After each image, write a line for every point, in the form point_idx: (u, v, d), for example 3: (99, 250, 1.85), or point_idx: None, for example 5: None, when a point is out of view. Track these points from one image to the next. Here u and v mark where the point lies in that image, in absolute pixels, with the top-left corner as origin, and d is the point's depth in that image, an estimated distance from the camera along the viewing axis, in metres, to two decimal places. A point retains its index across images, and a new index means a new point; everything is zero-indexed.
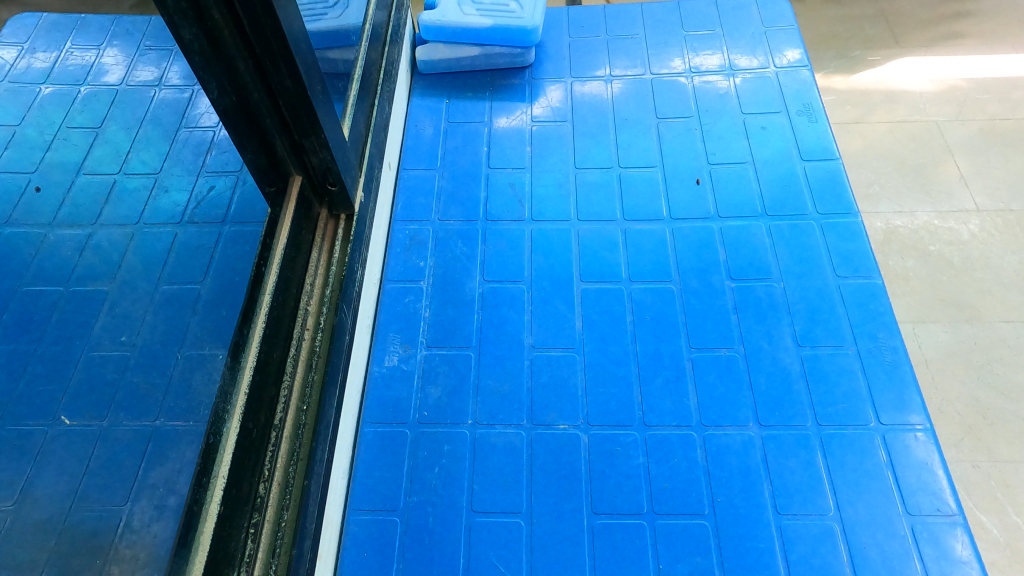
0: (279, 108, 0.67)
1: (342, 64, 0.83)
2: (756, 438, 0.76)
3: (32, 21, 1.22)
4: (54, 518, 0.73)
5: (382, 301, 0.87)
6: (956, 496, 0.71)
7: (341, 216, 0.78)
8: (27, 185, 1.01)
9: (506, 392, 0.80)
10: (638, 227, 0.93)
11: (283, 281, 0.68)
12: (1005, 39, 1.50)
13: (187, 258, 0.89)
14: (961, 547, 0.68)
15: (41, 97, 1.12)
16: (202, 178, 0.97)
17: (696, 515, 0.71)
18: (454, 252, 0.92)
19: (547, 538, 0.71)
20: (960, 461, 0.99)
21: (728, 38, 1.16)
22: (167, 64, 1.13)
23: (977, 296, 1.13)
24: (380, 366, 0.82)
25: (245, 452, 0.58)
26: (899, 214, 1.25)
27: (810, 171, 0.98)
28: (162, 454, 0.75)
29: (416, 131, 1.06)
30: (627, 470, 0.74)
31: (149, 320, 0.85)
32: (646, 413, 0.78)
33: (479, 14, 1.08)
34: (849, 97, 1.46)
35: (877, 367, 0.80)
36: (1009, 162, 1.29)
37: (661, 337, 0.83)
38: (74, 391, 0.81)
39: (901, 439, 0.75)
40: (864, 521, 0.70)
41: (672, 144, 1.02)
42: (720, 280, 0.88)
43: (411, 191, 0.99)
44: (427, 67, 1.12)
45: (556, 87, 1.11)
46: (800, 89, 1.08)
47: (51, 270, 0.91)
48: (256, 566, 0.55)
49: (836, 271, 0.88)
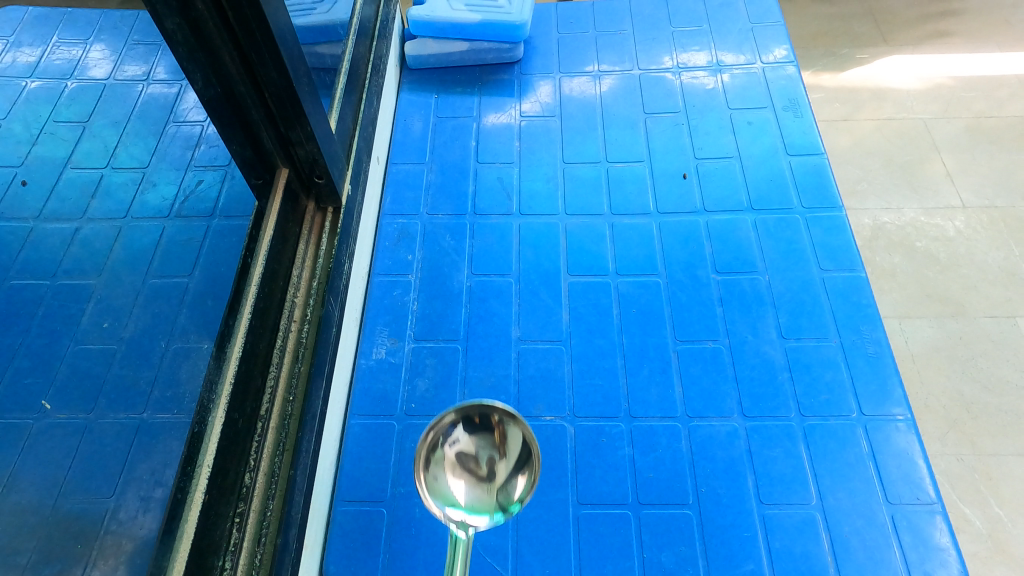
0: (266, 99, 0.67)
1: (330, 58, 0.83)
2: (740, 428, 0.77)
3: (19, 15, 1.21)
4: (42, 510, 0.73)
5: (370, 295, 0.87)
6: (935, 486, 0.73)
7: (328, 209, 0.78)
8: (13, 179, 1.00)
9: (493, 384, 0.80)
10: (625, 221, 0.94)
11: (270, 273, 0.68)
12: (991, 38, 1.52)
13: (175, 251, 0.89)
14: (941, 535, 0.70)
15: (27, 91, 1.11)
16: (190, 172, 0.97)
17: (680, 505, 0.72)
18: (442, 246, 0.92)
19: (533, 528, 0.71)
20: (945, 454, 1.01)
21: (716, 35, 1.17)
22: (155, 59, 1.13)
23: (963, 292, 1.15)
24: (367, 358, 0.82)
25: (231, 440, 0.58)
26: (886, 211, 1.26)
27: (796, 166, 0.99)
28: (149, 446, 0.75)
29: (405, 127, 1.06)
30: (612, 460, 0.75)
31: (136, 313, 0.85)
32: (631, 404, 0.79)
33: (468, 9, 1.08)
34: (837, 94, 1.47)
35: (860, 359, 0.81)
36: (994, 159, 1.30)
37: (648, 329, 0.84)
38: (60, 384, 0.81)
39: (883, 430, 0.76)
40: (845, 510, 0.71)
41: (660, 140, 1.03)
42: (706, 273, 0.89)
43: (399, 185, 0.99)
44: (416, 63, 1.12)
45: (546, 83, 1.11)
46: (787, 85, 1.09)
47: (37, 264, 0.91)
48: (243, 554, 0.55)
49: (820, 264, 0.89)
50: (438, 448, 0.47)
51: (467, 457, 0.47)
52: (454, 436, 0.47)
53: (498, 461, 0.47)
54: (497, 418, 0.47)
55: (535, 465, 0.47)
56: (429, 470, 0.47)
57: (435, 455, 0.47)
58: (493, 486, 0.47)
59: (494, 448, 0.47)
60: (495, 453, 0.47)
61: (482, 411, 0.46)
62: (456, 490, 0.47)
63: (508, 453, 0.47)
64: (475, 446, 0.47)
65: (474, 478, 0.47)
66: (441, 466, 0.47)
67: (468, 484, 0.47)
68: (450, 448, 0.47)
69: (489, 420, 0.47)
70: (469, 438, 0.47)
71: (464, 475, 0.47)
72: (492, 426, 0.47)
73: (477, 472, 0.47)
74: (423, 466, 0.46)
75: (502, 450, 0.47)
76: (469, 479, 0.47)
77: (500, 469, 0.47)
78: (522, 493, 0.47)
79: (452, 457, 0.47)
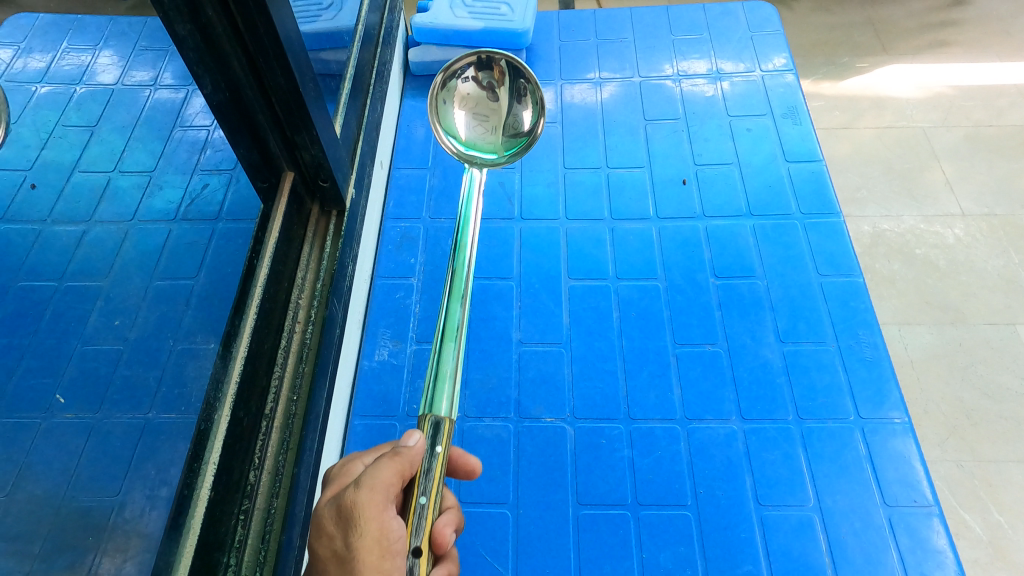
0: (272, 103, 0.69)
1: (336, 64, 0.85)
2: (739, 430, 0.77)
3: (31, 22, 1.22)
4: (50, 507, 0.74)
5: (372, 298, 0.88)
6: (932, 488, 0.73)
7: (332, 212, 0.79)
8: (21, 184, 1.01)
9: (494, 386, 0.81)
10: (625, 226, 0.95)
11: (275, 275, 0.70)
12: (990, 48, 1.54)
13: (181, 254, 0.90)
14: (938, 537, 0.70)
15: (37, 97, 1.12)
16: (196, 176, 0.98)
17: (678, 506, 0.73)
18: (444, 249, 0.93)
19: (534, 528, 0.72)
20: (944, 460, 1.01)
21: (715, 43, 1.18)
22: (162, 65, 1.15)
23: (962, 299, 1.15)
24: (370, 359, 0.83)
25: (236, 439, 0.59)
26: (885, 218, 1.27)
27: (794, 172, 1.00)
28: (153, 446, 0.75)
29: (409, 132, 1.07)
30: (611, 462, 0.76)
31: (143, 314, 0.86)
32: (631, 406, 0.79)
33: (471, 17, 1.10)
34: (838, 102, 1.48)
35: (857, 362, 0.82)
36: (993, 168, 1.31)
37: (647, 333, 0.85)
38: (69, 384, 0.81)
39: (880, 433, 0.77)
40: (843, 511, 0.72)
41: (659, 145, 1.04)
42: (705, 278, 0.90)
43: (402, 189, 1.00)
44: (419, 69, 1.14)
45: (548, 90, 1.13)
46: (785, 93, 1.10)
47: (45, 266, 0.92)
48: (246, 550, 0.57)
49: (818, 269, 0.90)
50: (455, 81, 0.77)
51: (476, 90, 0.77)
52: (467, 75, 0.77)
53: (497, 87, 0.77)
54: (496, 60, 0.76)
55: (530, 91, 0.77)
56: (448, 97, 0.78)
57: (452, 87, 0.77)
58: (498, 109, 0.77)
59: (494, 79, 0.77)
60: (495, 82, 0.77)
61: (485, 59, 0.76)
62: (467, 114, 0.77)
63: (504, 83, 0.77)
64: (483, 86, 0.77)
65: (480, 105, 0.77)
66: (457, 94, 0.77)
67: (474, 109, 0.77)
68: (464, 86, 0.77)
69: (490, 61, 0.76)
70: (477, 77, 0.77)
71: (473, 102, 0.77)
72: (492, 65, 0.76)
73: (483, 110, 0.78)
74: (443, 87, 0.77)
75: (500, 82, 0.77)
76: (477, 108, 0.77)
77: (500, 96, 0.77)
78: (518, 112, 0.77)
79: (466, 90, 0.77)
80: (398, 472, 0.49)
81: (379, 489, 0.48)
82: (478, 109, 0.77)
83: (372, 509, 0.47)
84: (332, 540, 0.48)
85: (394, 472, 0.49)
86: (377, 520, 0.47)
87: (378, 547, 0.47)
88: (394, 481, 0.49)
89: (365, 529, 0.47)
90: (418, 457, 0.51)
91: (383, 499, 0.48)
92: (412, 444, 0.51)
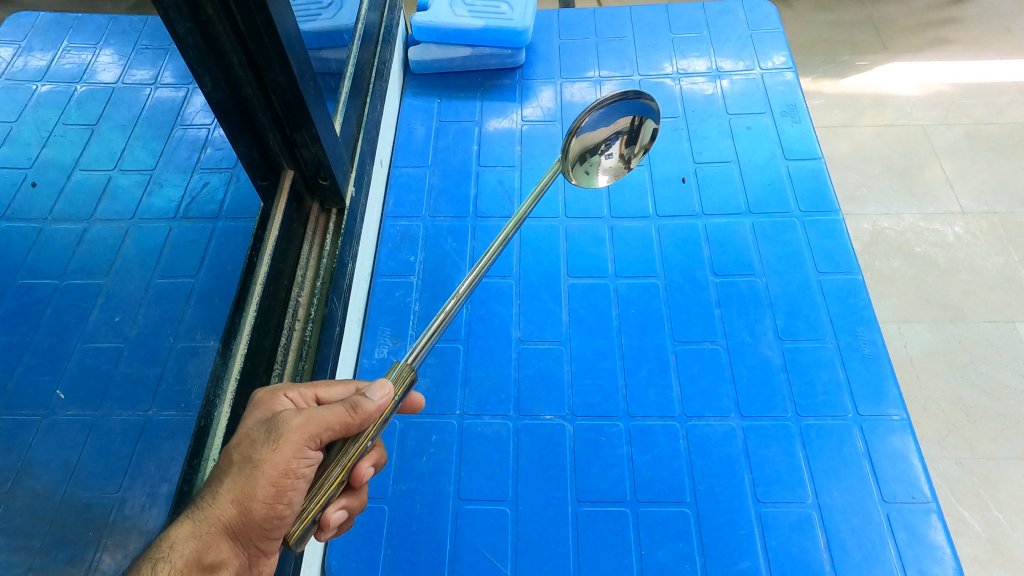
0: (272, 102, 0.69)
1: (335, 63, 0.85)
2: (737, 428, 0.78)
3: (30, 20, 1.23)
4: (51, 502, 0.74)
5: (373, 296, 0.89)
6: (930, 485, 0.73)
7: (332, 210, 0.79)
8: (22, 182, 1.01)
9: (493, 383, 0.82)
10: (624, 224, 0.95)
11: (275, 272, 0.70)
12: (990, 46, 1.54)
13: (181, 252, 0.90)
14: (936, 533, 0.70)
15: (37, 95, 1.13)
16: (197, 175, 0.99)
17: (677, 503, 0.73)
18: (444, 247, 0.93)
19: (532, 524, 0.72)
20: (943, 458, 1.01)
21: (715, 41, 1.18)
22: (162, 63, 1.15)
23: (962, 297, 1.16)
24: (370, 358, 0.83)
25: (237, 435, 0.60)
26: (885, 216, 1.27)
27: (793, 170, 1.00)
28: (154, 442, 0.76)
29: (409, 130, 1.08)
30: (610, 459, 0.76)
31: (143, 312, 0.86)
32: (630, 404, 0.80)
33: (471, 15, 1.10)
34: (838, 100, 1.48)
35: (856, 361, 0.82)
36: (993, 166, 1.31)
37: (646, 331, 0.85)
38: (70, 381, 0.82)
39: (879, 430, 0.77)
40: (840, 508, 0.72)
41: (659, 144, 1.05)
42: (704, 276, 0.90)
43: (402, 187, 1.00)
44: (419, 67, 1.14)
45: (547, 88, 1.13)
46: (785, 91, 1.10)
47: (46, 264, 0.92)
48: None
49: (817, 267, 0.90)
50: (598, 157, 0.59)
51: (617, 165, 0.61)
52: (613, 149, 0.59)
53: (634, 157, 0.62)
54: (642, 127, 0.58)
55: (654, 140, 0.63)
56: (587, 171, 0.59)
57: (593, 162, 0.59)
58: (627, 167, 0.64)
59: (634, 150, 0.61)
60: (635, 152, 0.61)
61: (642, 104, 0.56)
62: (602, 175, 0.61)
63: (641, 140, 0.61)
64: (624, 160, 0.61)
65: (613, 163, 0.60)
66: (597, 167, 0.60)
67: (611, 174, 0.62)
68: (606, 150, 0.58)
69: (635, 126, 0.58)
70: (625, 136, 0.58)
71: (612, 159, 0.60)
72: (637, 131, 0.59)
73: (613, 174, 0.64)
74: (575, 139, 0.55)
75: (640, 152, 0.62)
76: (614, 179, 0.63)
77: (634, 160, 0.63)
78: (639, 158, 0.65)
79: (607, 165, 0.60)
80: (342, 420, 0.47)
81: (314, 424, 0.47)
82: (614, 172, 0.62)
83: (298, 436, 0.46)
84: (249, 445, 0.48)
85: (339, 418, 0.47)
86: (299, 446, 0.47)
87: (286, 464, 0.46)
88: (336, 423, 0.47)
89: (282, 448, 0.46)
90: (374, 413, 0.47)
91: (318, 433, 0.47)
92: (373, 399, 0.47)
